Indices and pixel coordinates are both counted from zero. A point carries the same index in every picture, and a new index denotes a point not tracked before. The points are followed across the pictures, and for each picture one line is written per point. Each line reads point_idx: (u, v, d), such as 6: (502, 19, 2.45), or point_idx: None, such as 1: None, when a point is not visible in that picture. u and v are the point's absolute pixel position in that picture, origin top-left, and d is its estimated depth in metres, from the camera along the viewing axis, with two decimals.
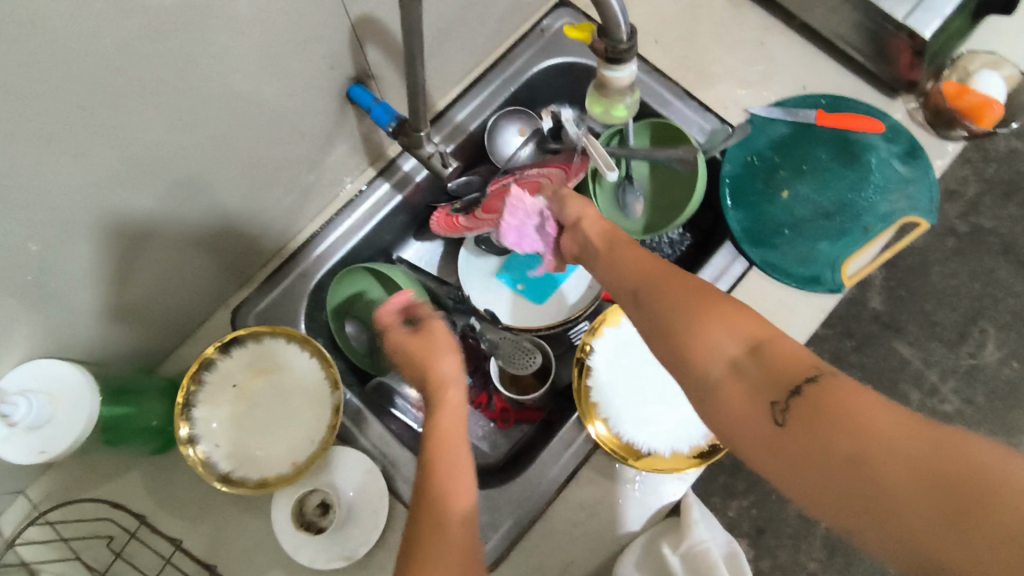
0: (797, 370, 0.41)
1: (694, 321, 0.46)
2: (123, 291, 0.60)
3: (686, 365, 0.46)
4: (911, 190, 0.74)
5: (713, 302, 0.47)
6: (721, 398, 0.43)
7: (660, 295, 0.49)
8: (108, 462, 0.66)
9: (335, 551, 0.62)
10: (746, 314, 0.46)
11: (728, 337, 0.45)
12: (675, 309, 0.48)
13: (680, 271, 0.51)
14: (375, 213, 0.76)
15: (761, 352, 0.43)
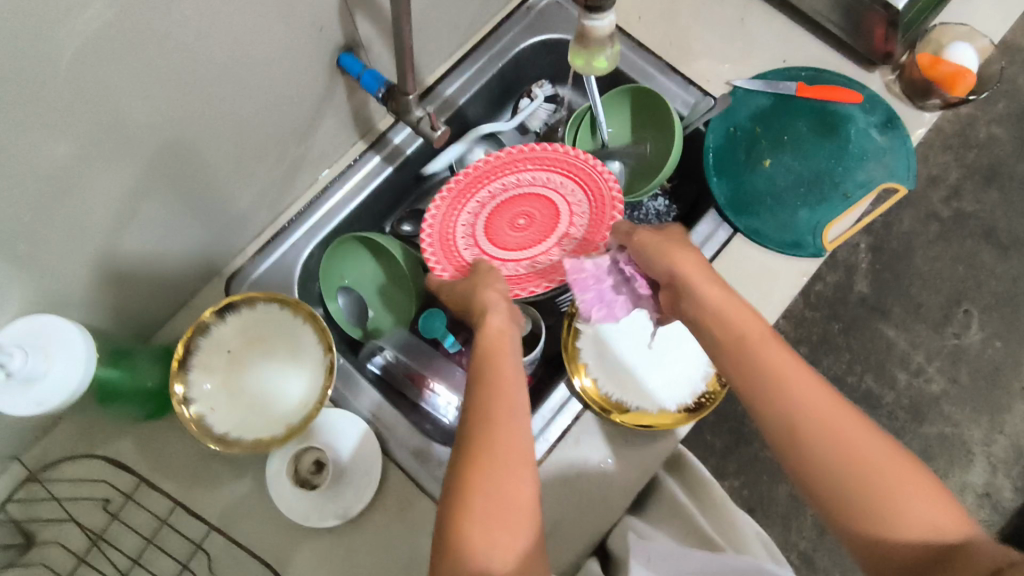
0: (946, 526, 0.44)
1: (885, 502, 0.45)
2: (116, 255, 0.61)
3: (854, 516, 0.46)
4: (888, 158, 0.76)
5: (880, 449, 0.47)
6: (909, 568, 0.44)
7: (814, 433, 0.48)
8: (102, 426, 0.66)
9: (328, 509, 0.64)
10: (941, 490, 0.46)
11: (902, 484, 0.45)
12: (825, 436, 0.48)
13: (850, 415, 0.48)
14: (365, 185, 0.78)
15: (948, 563, 0.43)
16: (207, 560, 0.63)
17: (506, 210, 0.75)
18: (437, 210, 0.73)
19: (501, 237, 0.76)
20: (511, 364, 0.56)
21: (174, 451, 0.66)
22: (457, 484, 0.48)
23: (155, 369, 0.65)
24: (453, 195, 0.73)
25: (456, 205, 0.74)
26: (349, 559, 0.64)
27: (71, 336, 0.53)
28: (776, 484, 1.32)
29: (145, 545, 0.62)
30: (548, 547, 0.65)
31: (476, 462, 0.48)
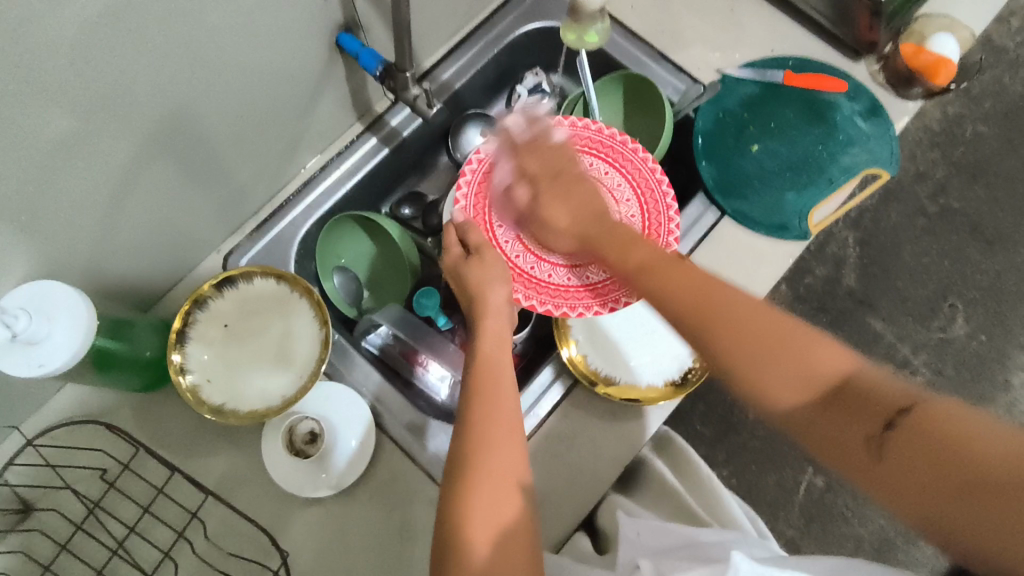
0: (836, 367, 0.47)
1: (767, 366, 0.48)
2: (118, 226, 0.62)
3: (745, 377, 0.49)
4: (872, 144, 0.78)
5: (763, 317, 0.50)
6: (814, 426, 0.46)
7: (705, 317, 0.51)
8: (100, 397, 0.67)
9: (322, 480, 0.65)
10: (826, 339, 0.48)
11: (793, 344, 0.48)
12: (751, 343, 0.49)
13: (751, 327, 0.49)
14: (361, 165, 0.79)
15: (848, 389, 0.46)
16: (202, 528, 0.63)
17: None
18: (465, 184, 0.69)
19: (531, 229, 0.70)
20: (509, 380, 0.56)
21: (171, 422, 0.67)
22: (455, 483, 0.50)
23: (154, 340, 0.66)
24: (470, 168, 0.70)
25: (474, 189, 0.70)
26: (341, 530, 0.65)
27: (73, 304, 0.54)
28: (764, 473, 1.34)
29: (142, 513, 0.63)
30: (537, 518, 0.66)
31: (476, 470, 0.50)
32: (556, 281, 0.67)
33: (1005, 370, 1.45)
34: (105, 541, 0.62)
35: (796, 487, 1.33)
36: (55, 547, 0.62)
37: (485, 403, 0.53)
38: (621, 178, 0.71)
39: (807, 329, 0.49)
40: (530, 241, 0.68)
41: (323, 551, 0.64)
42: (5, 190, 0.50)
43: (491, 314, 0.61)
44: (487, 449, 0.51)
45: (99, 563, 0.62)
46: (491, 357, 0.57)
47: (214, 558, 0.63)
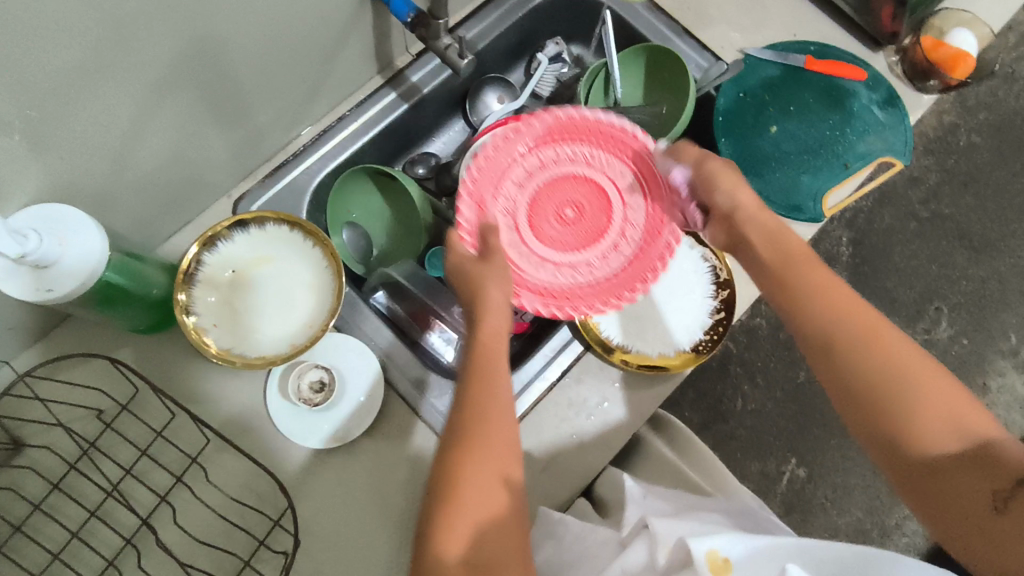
0: (980, 426, 0.48)
1: (920, 398, 0.49)
2: (130, 156, 0.60)
3: (875, 404, 0.50)
4: (888, 133, 0.79)
5: (919, 359, 0.51)
6: (941, 474, 0.48)
7: (852, 337, 0.52)
8: (98, 335, 0.65)
9: (326, 432, 0.64)
10: (980, 404, 0.49)
11: (938, 398, 0.49)
12: (905, 377, 0.50)
13: (908, 361, 0.51)
14: (380, 119, 0.77)
15: (986, 449, 0.47)
16: (202, 473, 0.62)
17: (547, 201, 0.69)
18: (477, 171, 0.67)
19: (547, 235, 0.68)
20: (505, 372, 0.55)
21: (173, 365, 0.65)
22: (442, 490, 0.49)
23: (159, 278, 0.64)
24: (485, 175, 0.67)
25: (488, 184, 0.67)
26: (344, 482, 0.64)
27: (83, 266, 0.52)
28: (749, 461, 1.36)
29: (140, 455, 0.61)
30: (544, 481, 0.66)
31: (459, 457, 0.50)
32: (577, 287, 0.67)
33: (983, 373, 1.49)
34: (99, 483, 0.60)
35: (779, 477, 1.36)
36: (46, 486, 0.60)
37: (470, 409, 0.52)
38: (641, 210, 0.69)
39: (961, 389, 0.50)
40: (548, 252, 0.68)
41: (325, 501, 0.63)
42: (18, 101, 0.47)
43: (493, 311, 0.57)
44: (471, 464, 0.49)
45: (92, 505, 0.60)
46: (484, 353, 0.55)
47: (212, 504, 0.61)
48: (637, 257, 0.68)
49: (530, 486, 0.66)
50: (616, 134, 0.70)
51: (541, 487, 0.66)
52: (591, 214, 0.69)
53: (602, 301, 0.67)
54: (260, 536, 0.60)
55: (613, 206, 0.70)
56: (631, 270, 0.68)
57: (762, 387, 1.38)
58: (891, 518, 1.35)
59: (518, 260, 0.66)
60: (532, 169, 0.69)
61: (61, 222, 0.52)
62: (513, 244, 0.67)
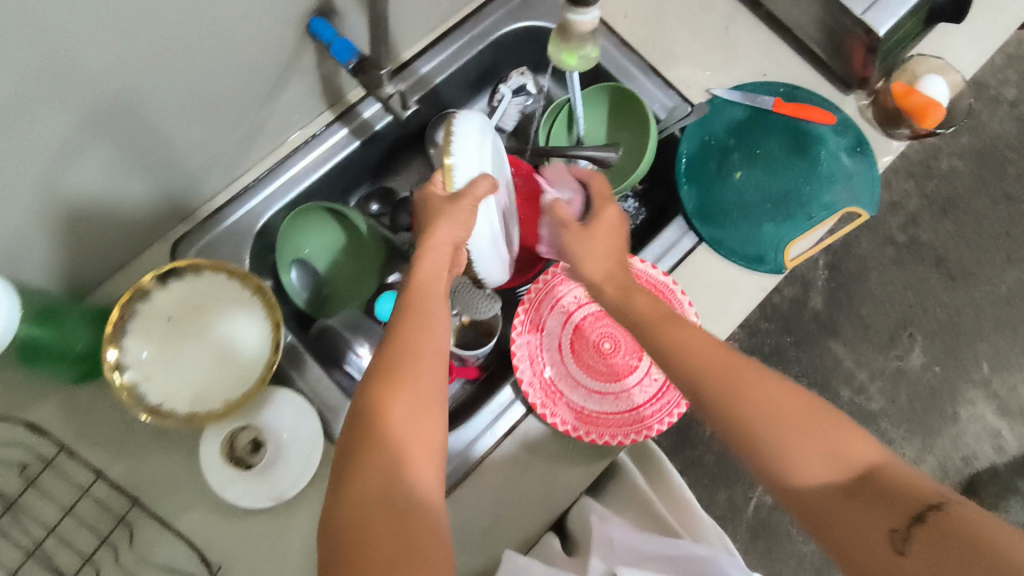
0: (863, 458, 0.46)
1: (786, 436, 0.47)
2: (49, 208, 0.56)
3: (772, 457, 0.47)
4: (855, 182, 0.77)
5: (795, 404, 0.49)
6: (831, 510, 0.45)
7: (727, 386, 0.50)
8: (25, 386, 0.62)
9: (261, 490, 0.61)
10: (859, 427, 0.47)
11: (801, 423, 0.47)
12: (772, 411, 0.48)
13: (773, 390, 0.49)
14: (330, 157, 0.74)
15: (872, 476, 0.45)
16: (128, 535, 0.60)
17: (590, 329, 0.72)
18: (532, 298, 0.71)
19: (585, 364, 0.70)
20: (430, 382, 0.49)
21: (102, 419, 0.63)
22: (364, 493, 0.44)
23: (86, 330, 0.61)
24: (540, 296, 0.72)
25: (542, 309, 0.72)
26: (279, 543, 0.62)
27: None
28: (717, 489, 1.35)
29: (64, 514, 0.59)
30: (487, 544, 0.65)
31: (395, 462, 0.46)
32: (610, 413, 0.67)
33: (955, 403, 1.49)
34: (20, 543, 0.58)
35: (746, 504, 1.35)
36: None
37: (384, 402, 0.47)
38: None
39: (844, 421, 0.48)
40: (587, 379, 0.69)
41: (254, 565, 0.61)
42: None
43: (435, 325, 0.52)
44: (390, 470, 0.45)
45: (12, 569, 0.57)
46: (415, 333, 0.51)
47: (137, 568, 0.59)
48: (664, 390, 0.68)
49: (469, 549, 0.64)
50: (661, 284, 0.72)
51: (483, 550, 0.64)
52: (626, 348, 0.71)
53: (631, 430, 0.66)
54: None
55: (650, 348, 0.70)
56: (656, 405, 0.68)
57: None
58: None
59: (557, 381, 0.68)
60: (581, 302, 0.72)
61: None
62: (547, 378, 0.68)
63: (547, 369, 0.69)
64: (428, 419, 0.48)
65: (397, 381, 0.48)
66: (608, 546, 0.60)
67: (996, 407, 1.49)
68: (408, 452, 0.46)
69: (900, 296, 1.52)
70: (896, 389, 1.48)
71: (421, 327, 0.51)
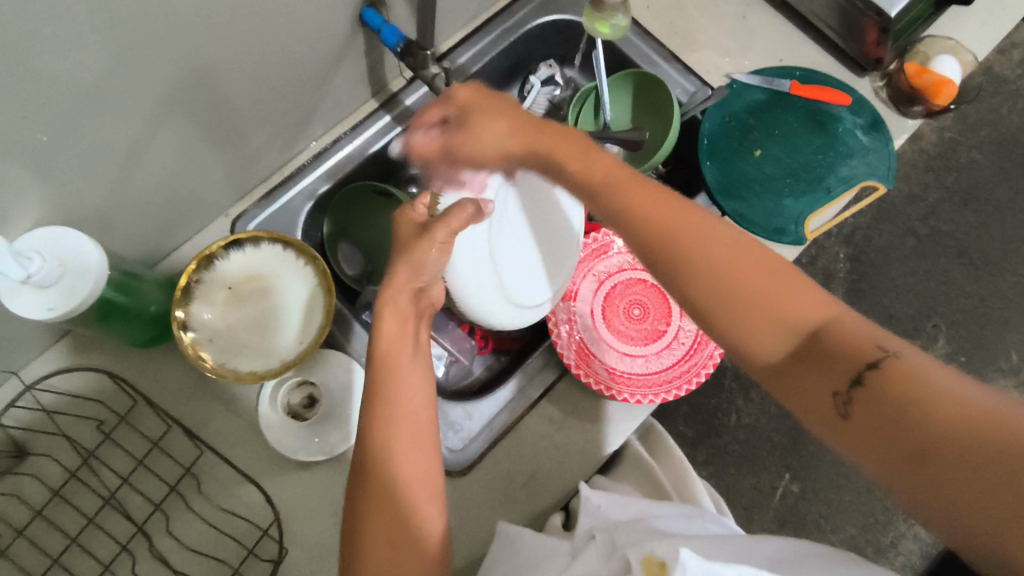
0: (809, 317, 0.44)
1: (736, 306, 0.45)
2: (129, 180, 0.63)
3: (734, 345, 0.46)
4: (871, 157, 0.81)
5: (743, 263, 0.46)
6: (791, 380, 0.44)
7: (677, 242, 0.47)
8: (101, 348, 0.68)
9: (314, 445, 0.66)
10: (809, 285, 0.46)
11: (749, 284, 0.45)
12: (717, 273, 0.46)
13: (745, 268, 0.46)
14: (374, 141, 0.80)
15: (817, 339, 0.43)
16: (194, 483, 0.64)
17: (620, 297, 0.75)
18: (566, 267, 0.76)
19: (616, 329, 0.73)
20: (416, 378, 0.52)
21: (170, 378, 0.68)
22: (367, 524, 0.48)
23: (157, 293, 0.66)
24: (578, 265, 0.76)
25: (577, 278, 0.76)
26: (331, 493, 0.66)
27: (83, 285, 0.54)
28: (743, 477, 1.37)
29: (137, 464, 0.64)
30: (525, 496, 0.68)
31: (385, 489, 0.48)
32: (640, 374, 0.71)
33: None
34: (98, 490, 0.63)
35: (772, 492, 1.36)
36: (49, 493, 0.63)
37: (378, 513, 0.48)
38: (694, 324, 0.73)
39: (780, 268, 0.46)
40: (616, 342, 0.73)
41: (309, 511, 0.65)
42: (21, 132, 0.50)
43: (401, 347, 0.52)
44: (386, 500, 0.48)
45: (91, 513, 0.63)
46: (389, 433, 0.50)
47: (204, 514, 0.64)
48: (690, 353, 0.72)
49: (508, 500, 0.68)
50: None
51: (522, 501, 0.68)
52: (655, 315, 0.74)
53: (660, 390, 0.70)
54: (249, 546, 0.63)
55: (682, 313, 0.74)
56: (683, 367, 0.71)
57: (756, 402, 1.39)
58: (885, 536, 1.35)
59: (590, 345, 0.72)
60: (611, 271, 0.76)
61: (68, 236, 0.55)
62: (581, 341, 0.72)
63: (581, 333, 0.73)
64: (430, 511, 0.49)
65: (399, 496, 0.48)
66: (593, 507, 0.61)
67: None
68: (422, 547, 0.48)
69: (923, 286, 1.53)
70: None
71: (395, 424, 0.50)
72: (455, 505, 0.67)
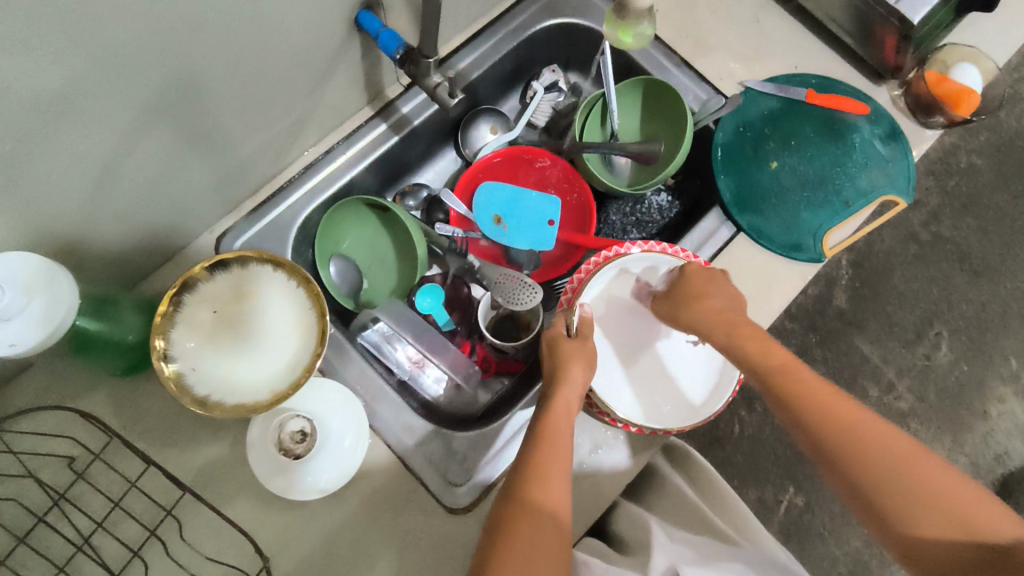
0: (999, 535, 0.46)
1: (925, 510, 0.49)
2: (107, 195, 0.57)
3: (904, 517, 0.49)
4: (890, 168, 0.77)
5: (934, 473, 0.50)
6: (934, 562, 0.47)
7: (876, 463, 0.51)
8: (73, 377, 0.62)
9: (307, 483, 0.61)
10: (998, 508, 0.48)
11: (969, 502, 0.48)
12: (920, 487, 0.49)
13: (954, 493, 0.49)
14: (370, 152, 0.75)
15: (1015, 556, 0.45)
16: (176, 526, 0.59)
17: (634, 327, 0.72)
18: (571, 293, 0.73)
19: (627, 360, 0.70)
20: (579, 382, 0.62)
21: (149, 410, 0.63)
22: (522, 477, 0.53)
23: (136, 320, 0.61)
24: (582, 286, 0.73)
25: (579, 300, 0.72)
26: (327, 533, 0.62)
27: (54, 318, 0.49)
28: (746, 489, 1.34)
29: (113, 506, 0.59)
30: None
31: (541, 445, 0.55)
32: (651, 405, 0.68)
33: (983, 400, 1.47)
34: (68, 536, 0.58)
35: (777, 506, 1.34)
36: (12, 540, 0.57)
37: (532, 495, 0.52)
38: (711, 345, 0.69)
39: (964, 485, 0.49)
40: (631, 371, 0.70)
41: (305, 551, 0.61)
42: None
43: (572, 367, 0.62)
44: (543, 454, 0.55)
45: (60, 562, 0.57)
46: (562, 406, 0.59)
47: (191, 559, 0.59)
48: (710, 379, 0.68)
49: None
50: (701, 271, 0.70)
51: None
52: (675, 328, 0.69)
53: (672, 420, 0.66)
54: None
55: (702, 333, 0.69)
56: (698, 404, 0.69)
57: (759, 413, 1.36)
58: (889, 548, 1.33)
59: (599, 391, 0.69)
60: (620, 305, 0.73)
61: (38, 268, 0.49)
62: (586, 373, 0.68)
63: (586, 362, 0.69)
64: (563, 500, 0.53)
65: (535, 466, 0.54)
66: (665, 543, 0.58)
67: None
68: (551, 536, 0.50)
69: (923, 293, 1.51)
70: (926, 387, 1.47)
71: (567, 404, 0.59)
72: (458, 544, 0.63)
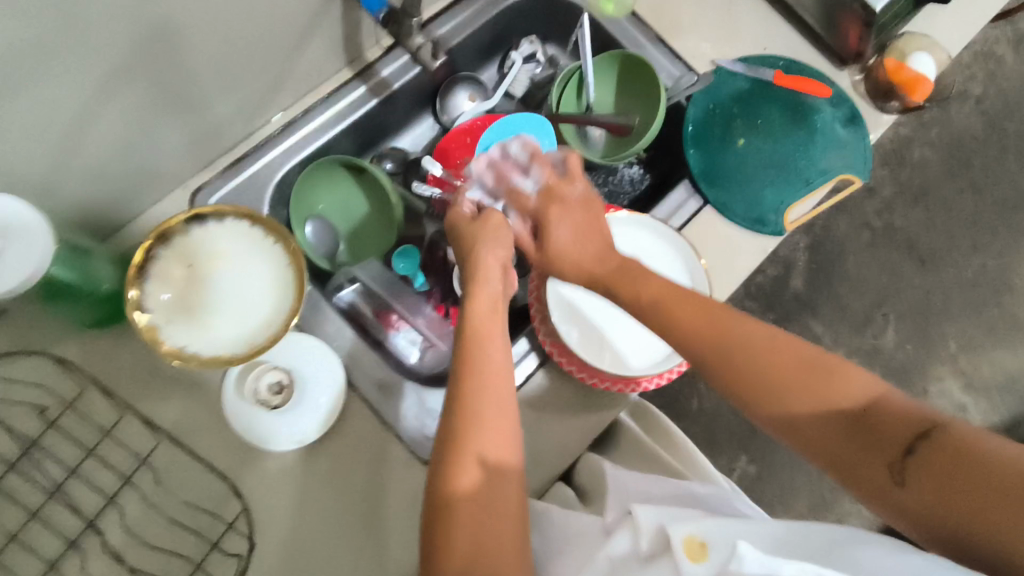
0: (856, 398, 0.47)
1: (790, 395, 0.48)
2: (81, 144, 0.57)
3: (773, 404, 0.49)
4: (848, 151, 0.81)
5: (792, 354, 0.50)
6: (830, 442, 0.47)
7: (735, 353, 0.51)
8: (47, 325, 0.63)
9: (284, 434, 0.63)
10: (853, 369, 0.48)
11: (840, 378, 0.48)
12: (781, 373, 0.49)
13: (821, 368, 0.49)
14: (348, 113, 0.75)
15: (877, 408, 0.46)
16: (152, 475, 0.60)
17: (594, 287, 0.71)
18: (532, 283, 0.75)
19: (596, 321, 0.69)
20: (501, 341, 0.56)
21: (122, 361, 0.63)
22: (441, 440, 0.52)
23: (108, 271, 0.61)
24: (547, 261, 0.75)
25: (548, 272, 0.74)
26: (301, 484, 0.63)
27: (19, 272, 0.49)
28: None
29: (86, 455, 0.59)
30: None
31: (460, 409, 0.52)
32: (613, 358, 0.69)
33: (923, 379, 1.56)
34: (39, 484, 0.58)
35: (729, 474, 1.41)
36: None
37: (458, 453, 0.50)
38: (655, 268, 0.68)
39: (830, 359, 0.49)
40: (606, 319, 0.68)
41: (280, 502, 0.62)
42: None
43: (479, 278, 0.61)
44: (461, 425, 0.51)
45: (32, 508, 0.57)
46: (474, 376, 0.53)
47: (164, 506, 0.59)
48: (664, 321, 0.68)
49: None
50: None
51: None
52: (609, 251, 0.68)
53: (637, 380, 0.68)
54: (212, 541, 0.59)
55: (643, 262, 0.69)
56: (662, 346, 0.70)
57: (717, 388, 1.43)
58: (832, 515, 1.41)
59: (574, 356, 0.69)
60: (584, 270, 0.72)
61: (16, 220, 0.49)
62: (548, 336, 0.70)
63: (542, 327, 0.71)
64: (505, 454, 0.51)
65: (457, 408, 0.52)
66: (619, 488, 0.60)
67: (962, 383, 1.57)
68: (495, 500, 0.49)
69: (873, 277, 1.59)
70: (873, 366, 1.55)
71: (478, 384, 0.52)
72: None
